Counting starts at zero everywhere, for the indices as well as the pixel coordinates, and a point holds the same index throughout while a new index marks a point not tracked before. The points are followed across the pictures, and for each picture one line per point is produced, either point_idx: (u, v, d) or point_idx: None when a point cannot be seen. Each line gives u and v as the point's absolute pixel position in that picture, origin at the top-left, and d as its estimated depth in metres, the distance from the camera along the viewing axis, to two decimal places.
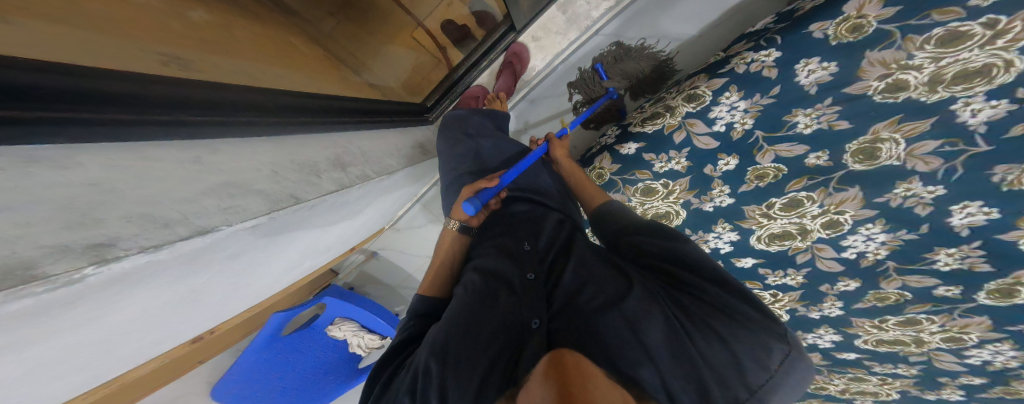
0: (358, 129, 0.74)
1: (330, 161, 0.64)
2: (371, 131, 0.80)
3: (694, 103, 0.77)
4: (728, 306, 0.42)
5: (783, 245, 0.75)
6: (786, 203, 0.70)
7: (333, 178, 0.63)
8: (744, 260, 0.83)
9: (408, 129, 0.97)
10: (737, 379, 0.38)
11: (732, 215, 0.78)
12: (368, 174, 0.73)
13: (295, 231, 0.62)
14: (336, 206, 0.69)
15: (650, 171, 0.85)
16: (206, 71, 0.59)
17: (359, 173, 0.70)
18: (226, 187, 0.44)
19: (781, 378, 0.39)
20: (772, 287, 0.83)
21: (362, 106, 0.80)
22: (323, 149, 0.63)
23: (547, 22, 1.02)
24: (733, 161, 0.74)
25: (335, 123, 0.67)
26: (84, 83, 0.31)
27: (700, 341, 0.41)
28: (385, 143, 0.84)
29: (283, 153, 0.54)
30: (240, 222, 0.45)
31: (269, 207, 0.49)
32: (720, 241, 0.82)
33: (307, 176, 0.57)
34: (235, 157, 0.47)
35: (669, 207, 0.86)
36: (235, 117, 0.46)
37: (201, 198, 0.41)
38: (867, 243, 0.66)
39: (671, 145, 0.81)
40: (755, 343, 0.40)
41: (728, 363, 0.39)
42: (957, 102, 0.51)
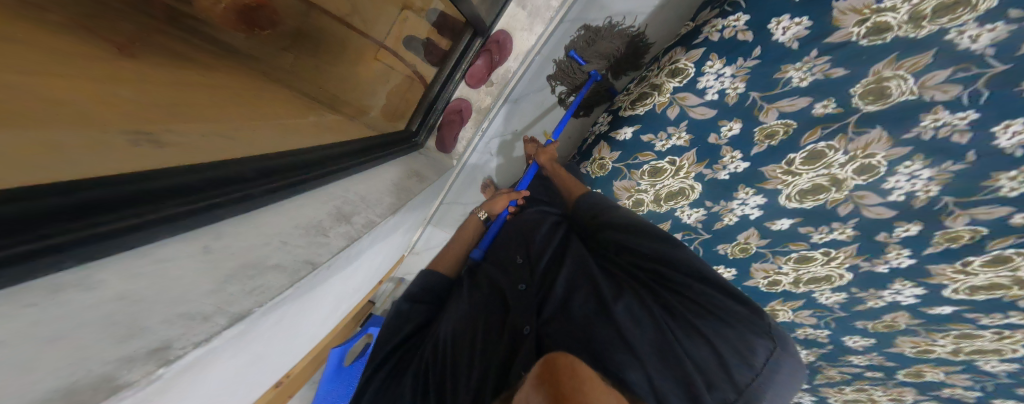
0: (348, 174, 0.71)
1: (333, 215, 0.62)
2: (364, 171, 0.77)
3: (679, 77, 0.79)
4: (716, 307, 0.49)
5: (818, 200, 0.71)
6: (806, 156, 0.68)
7: (342, 232, 0.61)
8: (778, 222, 0.78)
9: (400, 159, 0.94)
10: (724, 377, 0.44)
11: (753, 179, 0.77)
12: (374, 218, 0.71)
13: (324, 285, 0.61)
14: (355, 254, 0.67)
15: (654, 151, 0.88)
16: (172, 129, 0.49)
17: (364, 220, 0.68)
18: (245, 269, 0.43)
19: (764, 376, 0.45)
20: (821, 244, 0.75)
21: (349, 147, 0.78)
22: (321, 205, 0.61)
23: (510, 19, 0.99)
24: (737, 126, 0.75)
25: (328, 170, 0.66)
26: (115, 188, 0.31)
27: (689, 342, 0.47)
28: (382, 179, 0.82)
29: (282, 222, 0.52)
30: (269, 301, 0.43)
31: (292, 278, 0.47)
32: (746, 208, 0.81)
33: (315, 238, 0.55)
34: (241, 237, 0.45)
35: (682, 184, 0.87)
36: (238, 194, 0.45)
37: (226, 286, 0.40)
38: (910, 184, 0.62)
39: (666, 121, 0.83)
40: (738, 339, 0.46)
41: (714, 362, 0.45)
42: (951, 32, 0.51)
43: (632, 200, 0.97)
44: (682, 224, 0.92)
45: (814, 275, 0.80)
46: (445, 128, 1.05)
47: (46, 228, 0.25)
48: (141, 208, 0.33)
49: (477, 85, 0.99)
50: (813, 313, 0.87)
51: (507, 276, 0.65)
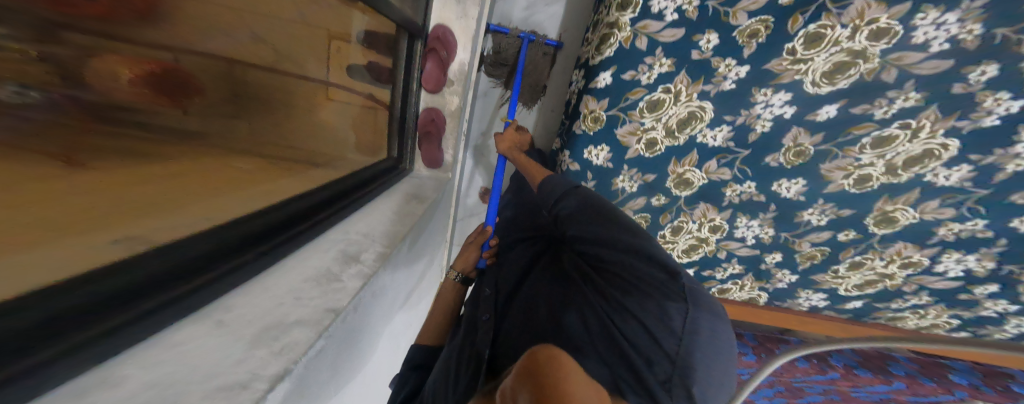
0: (344, 217, 0.64)
1: (338, 260, 0.54)
2: (360, 210, 0.69)
3: (630, 7, 0.66)
4: (643, 275, 0.56)
5: (851, 77, 0.59)
6: (805, 41, 0.59)
7: (355, 273, 0.53)
8: (822, 112, 0.63)
9: (390, 188, 0.84)
10: (654, 347, 0.52)
11: (761, 79, 0.64)
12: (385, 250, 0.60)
13: (358, 330, 0.56)
14: (378, 290, 0.62)
15: (642, 87, 0.70)
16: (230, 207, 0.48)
17: (374, 256, 0.58)
18: (268, 331, 0.39)
19: (688, 336, 0.51)
20: (893, 120, 0.61)
21: (338, 185, 0.67)
22: (324, 253, 0.54)
23: (442, 10, 0.87)
24: (713, 36, 0.64)
25: (320, 219, 0.58)
26: (61, 301, 0.25)
27: (623, 322, 0.56)
28: (382, 210, 0.72)
29: (287, 282, 0.47)
30: (302, 355, 0.38)
31: (316, 329, 0.41)
32: (774, 108, 0.66)
33: (328, 286, 0.49)
34: (252, 302, 0.41)
35: (689, 108, 0.70)
36: (243, 259, 0.43)
37: (253, 352, 0.36)
38: (944, 31, 0.53)
39: (641, 53, 0.68)
40: (657, 310, 0.53)
41: (646, 338, 0.53)
42: None
43: (643, 144, 0.76)
44: (715, 150, 0.72)
45: (908, 155, 0.63)
46: (426, 146, 0.96)
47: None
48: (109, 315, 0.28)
49: (438, 89, 0.93)
50: (943, 204, 0.65)
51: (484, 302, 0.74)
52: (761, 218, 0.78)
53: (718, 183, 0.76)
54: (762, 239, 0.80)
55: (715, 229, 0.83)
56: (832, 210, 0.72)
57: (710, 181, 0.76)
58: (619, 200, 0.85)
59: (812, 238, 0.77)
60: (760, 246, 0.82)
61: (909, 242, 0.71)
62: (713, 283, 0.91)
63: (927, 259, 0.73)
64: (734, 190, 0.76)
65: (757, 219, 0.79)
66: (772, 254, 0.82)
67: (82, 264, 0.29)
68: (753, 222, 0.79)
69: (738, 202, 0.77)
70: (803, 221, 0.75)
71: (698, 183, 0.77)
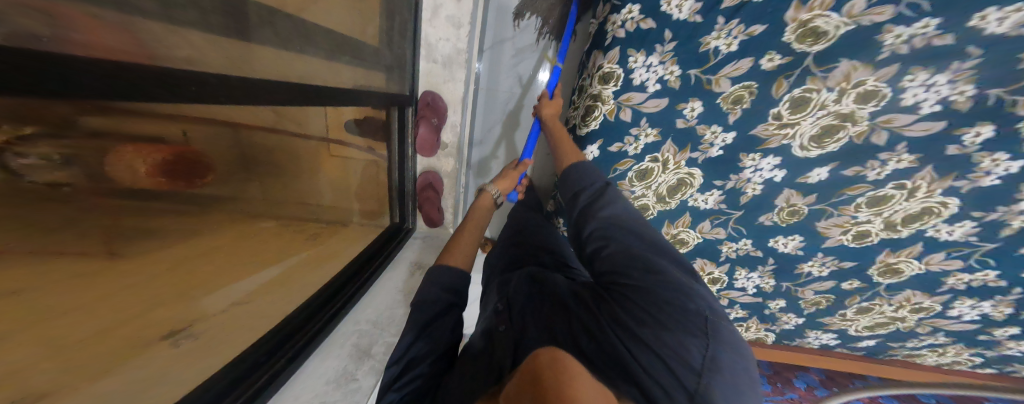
0: (356, 304, 0.70)
1: (353, 355, 0.61)
2: (370, 293, 0.75)
3: (612, 82, 0.65)
4: (664, 297, 0.47)
5: (839, 140, 0.57)
6: (792, 105, 0.57)
7: (369, 369, 0.61)
8: (813, 175, 0.61)
9: (395, 258, 0.89)
10: (671, 385, 0.42)
11: (748, 144, 0.62)
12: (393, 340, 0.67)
13: None
14: None
15: (629, 158, 0.71)
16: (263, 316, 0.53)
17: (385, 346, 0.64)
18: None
19: (710, 376, 0.41)
20: (885, 180, 0.57)
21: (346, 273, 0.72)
22: (340, 350, 0.60)
23: (429, 77, 0.92)
24: (697, 104, 0.62)
25: (335, 316, 0.63)
26: None
27: (639, 351, 0.45)
28: (388, 290, 0.78)
29: (310, 387, 0.53)
30: None
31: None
32: (765, 172, 0.63)
33: (346, 386, 0.56)
34: None
35: (677, 175, 0.69)
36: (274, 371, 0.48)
37: None
38: (934, 93, 0.50)
39: (626, 126, 0.68)
40: (675, 343, 0.44)
41: (664, 374, 0.43)
42: None
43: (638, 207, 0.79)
44: (706, 213, 0.71)
45: (907, 213, 0.59)
46: (427, 206, 1.00)
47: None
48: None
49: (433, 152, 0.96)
50: (949, 256, 0.61)
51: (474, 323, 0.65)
52: (761, 269, 0.75)
53: (713, 240, 0.75)
54: (763, 287, 0.77)
55: (715, 281, 0.80)
56: (832, 261, 0.68)
57: (705, 239, 0.75)
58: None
59: (815, 287, 0.73)
60: (763, 294, 0.79)
61: (919, 290, 0.67)
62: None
63: (939, 305, 0.68)
64: (731, 246, 0.74)
65: (757, 271, 0.75)
66: (775, 301, 0.79)
67: None
68: (753, 274, 0.76)
69: (736, 257, 0.75)
70: (803, 272, 0.72)
71: (693, 242, 0.76)
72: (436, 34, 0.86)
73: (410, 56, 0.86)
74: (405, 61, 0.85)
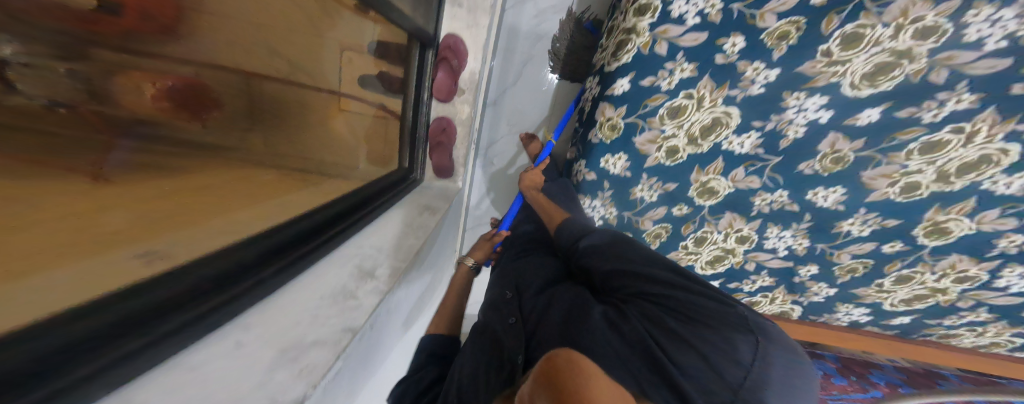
0: (359, 230, 0.63)
1: (354, 275, 0.52)
2: (374, 223, 0.68)
3: (648, 13, 0.64)
4: (696, 303, 0.51)
5: (894, 79, 0.54)
6: (844, 41, 0.54)
7: (371, 288, 0.51)
8: (863, 116, 0.58)
9: (402, 200, 0.83)
10: (716, 380, 0.44)
11: (791, 83, 0.59)
12: (398, 264, 0.59)
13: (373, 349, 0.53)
14: (394, 307, 0.59)
15: (662, 93, 0.68)
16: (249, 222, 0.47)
17: (389, 270, 0.57)
18: (286, 352, 0.37)
19: (757, 371, 0.44)
20: (942, 124, 0.55)
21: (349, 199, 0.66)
22: (340, 269, 0.53)
23: (452, 21, 0.87)
24: (738, 39, 0.60)
25: (335, 233, 0.56)
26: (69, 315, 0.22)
27: (677, 348, 0.48)
28: (393, 225, 0.71)
29: (302, 299, 0.45)
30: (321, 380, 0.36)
31: (335, 350, 0.39)
32: (809, 113, 0.61)
33: (345, 303, 0.47)
34: (268, 319, 0.39)
35: (712, 114, 0.67)
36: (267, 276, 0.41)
37: (273, 375, 0.34)
38: (999, 28, 0.47)
39: (660, 59, 0.66)
40: (723, 338, 0.47)
41: (707, 370, 0.45)
42: None
43: (664, 152, 0.75)
44: (740, 158, 0.69)
45: (964, 163, 0.56)
46: (438, 153, 0.95)
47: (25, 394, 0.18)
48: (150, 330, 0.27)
49: (449, 97, 0.92)
50: (1003, 213, 0.59)
51: (493, 317, 0.65)
52: (795, 228, 0.73)
53: (746, 191, 0.72)
54: (796, 250, 0.76)
55: (743, 239, 0.79)
56: (875, 220, 0.67)
57: (738, 189, 0.73)
58: (637, 210, 0.85)
59: (854, 250, 0.72)
60: (794, 258, 0.78)
61: (965, 254, 0.65)
62: (741, 296, 0.88)
63: (985, 274, 0.66)
64: (765, 198, 0.72)
65: (791, 229, 0.74)
66: (807, 267, 0.77)
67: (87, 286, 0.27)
68: (786, 232, 0.75)
69: (768, 211, 0.73)
70: (842, 231, 0.70)
71: (724, 193, 0.74)
72: None
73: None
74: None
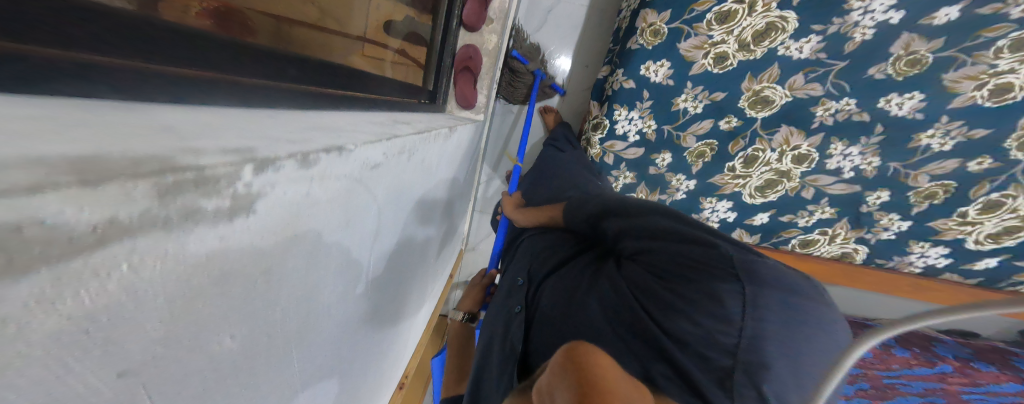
0: (390, 106, 0.59)
1: (388, 120, 0.47)
2: (402, 109, 0.64)
3: None
4: (683, 256, 0.47)
5: None
6: None
7: (406, 129, 0.46)
8: (942, 15, 0.61)
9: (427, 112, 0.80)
10: (705, 341, 0.40)
11: None
12: (430, 128, 0.54)
13: (400, 200, 0.47)
14: (425, 167, 0.54)
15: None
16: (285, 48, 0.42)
17: (423, 126, 0.52)
18: (322, 127, 0.30)
19: (751, 328, 0.38)
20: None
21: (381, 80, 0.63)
22: (374, 116, 0.48)
23: None
24: None
25: (369, 97, 0.53)
26: None
27: (662, 314, 0.44)
28: (421, 118, 0.67)
29: (339, 116, 0.39)
30: (362, 146, 0.29)
31: (377, 139, 0.33)
32: (878, 13, 0.63)
33: (383, 126, 0.41)
34: (302, 115, 0.34)
35: (766, 19, 0.69)
36: (295, 85, 0.36)
37: (309, 132, 0.27)
38: None
39: None
40: (702, 291, 0.42)
41: (696, 331, 0.41)
42: None
43: (712, 58, 0.75)
44: (799, 64, 0.70)
45: None
46: (461, 82, 0.92)
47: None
48: (179, 56, 0.24)
49: (477, 26, 0.91)
50: None
51: (506, 301, 0.66)
52: (863, 144, 0.73)
53: (806, 100, 0.72)
54: (863, 171, 0.75)
55: (801, 160, 0.78)
56: (959, 130, 0.66)
57: (795, 100, 0.73)
58: (679, 124, 0.84)
59: (932, 170, 0.71)
60: (860, 181, 0.77)
61: None
62: (795, 232, 0.87)
63: None
64: (828, 108, 0.72)
65: (857, 145, 0.73)
66: (877, 192, 0.76)
67: None
68: (852, 149, 0.74)
69: (834, 123, 0.73)
70: (921, 146, 0.70)
71: (781, 102, 0.74)
72: None
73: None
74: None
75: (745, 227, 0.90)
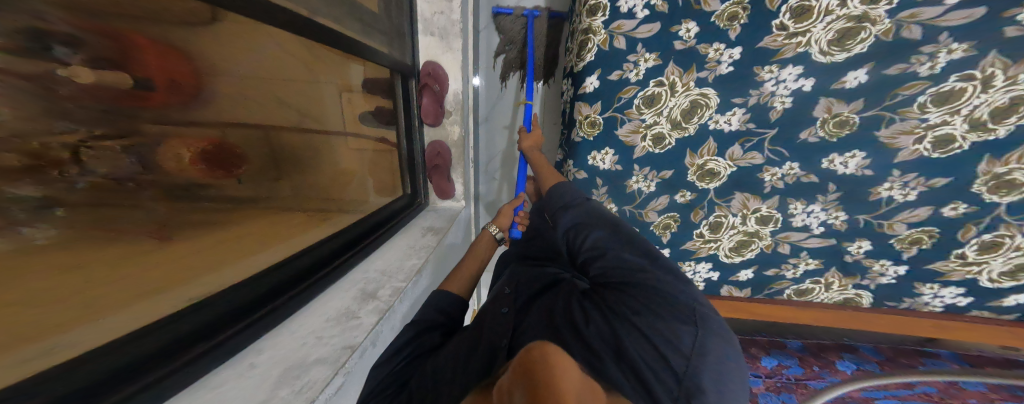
0: (364, 258, 0.69)
1: (358, 298, 0.57)
2: (380, 251, 0.74)
3: (600, 12, 0.68)
4: (658, 292, 0.52)
5: (864, 41, 0.58)
6: (793, 14, 0.59)
7: (372, 308, 0.56)
8: (850, 79, 0.61)
9: (406, 225, 0.89)
10: (663, 369, 0.47)
11: (760, 59, 0.64)
12: (400, 284, 0.62)
13: None
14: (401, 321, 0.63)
15: (633, 85, 0.71)
16: (264, 258, 0.54)
17: (391, 291, 0.60)
18: (289, 372, 0.41)
19: (697, 362, 0.46)
20: (945, 74, 0.57)
21: (363, 224, 0.75)
22: (346, 293, 0.58)
23: (428, 50, 0.94)
24: (691, 25, 0.65)
25: (343, 261, 0.64)
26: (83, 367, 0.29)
27: (635, 338, 0.50)
28: (398, 249, 0.76)
29: (310, 322, 0.51)
30: (318, 394, 0.39)
31: (333, 367, 0.43)
32: (788, 84, 0.64)
33: (348, 323, 0.51)
34: (279, 345, 0.46)
35: (690, 97, 0.70)
36: (269, 307, 0.48)
37: (276, 392, 0.38)
38: None
39: (622, 54, 0.70)
40: (666, 329, 0.48)
41: (655, 356, 0.48)
42: None
43: (650, 140, 0.75)
44: (732, 136, 0.70)
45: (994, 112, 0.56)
46: (436, 178, 1.01)
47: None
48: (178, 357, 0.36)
49: (437, 121, 0.96)
50: None
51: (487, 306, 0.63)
52: (822, 201, 0.72)
53: (750, 168, 0.72)
54: (833, 224, 0.73)
55: (765, 220, 0.77)
56: (917, 180, 0.65)
57: (741, 168, 0.73)
58: (637, 203, 0.83)
59: (907, 218, 0.68)
60: (835, 234, 0.74)
61: None
62: (786, 284, 0.83)
63: None
64: (774, 174, 0.72)
65: (818, 202, 0.72)
66: (856, 242, 0.73)
67: (106, 329, 0.34)
68: (813, 207, 0.73)
69: (784, 186, 0.72)
70: (881, 198, 0.68)
71: (726, 172, 0.74)
72: (431, 9, 0.89)
73: (408, 28, 0.89)
74: (403, 33, 0.88)
75: (732, 283, 0.87)
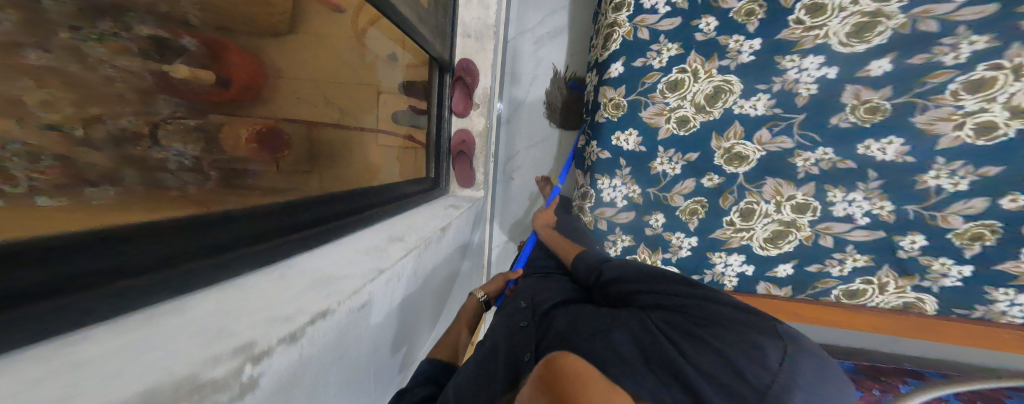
0: (391, 213, 0.71)
1: (385, 239, 0.59)
2: (404, 212, 0.76)
3: (624, 8, 0.83)
4: (711, 313, 0.53)
5: (881, 33, 0.63)
6: (809, 10, 0.67)
7: (399, 247, 0.57)
8: (874, 67, 0.65)
9: (430, 201, 0.92)
10: (740, 383, 0.43)
11: (778, 49, 0.71)
12: (424, 235, 0.64)
13: (399, 308, 0.56)
14: (421, 275, 0.63)
15: (656, 71, 0.81)
16: (306, 188, 0.56)
17: (416, 237, 0.63)
18: (322, 280, 0.42)
19: (784, 375, 0.42)
20: (972, 63, 0.59)
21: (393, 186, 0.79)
22: (373, 236, 0.59)
23: (463, 49, 1.03)
24: (711, 19, 0.76)
25: (373, 211, 0.65)
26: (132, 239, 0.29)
27: (694, 351, 0.48)
28: (421, 214, 0.80)
29: (343, 250, 0.52)
30: (345, 299, 0.40)
31: (361, 281, 0.44)
32: (811, 71, 0.69)
33: (375, 253, 0.53)
34: (312, 264, 0.45)
35: (713, 84, 0.77)
36: (307, 230, 0.49)
37: (304, 294, 0.38)
38: None
39: (645, 43, 0.82)
40: (742, 340, 0.47)
41: (724, 369, 0.45)
42: None
43: (675, 122, 0.82)
44: (758, 119, 0.74)
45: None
46: (458, 165, 1.06)
47: (92, 280, 0.26)
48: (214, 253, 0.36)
49: (465, 112, 1.05)
50: None
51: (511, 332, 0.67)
52: (864, 189, 0.70)
53: (781, 152, 0.74)
54: (879, 215, 0.70)
55: (802, 209, 0.75)
56: (965, 169, 0.62)
57: (770, 152, 0.75)
58: (662, 185, 0.87)
59: (963, 210, 0.64)
60: (883, 226, 0.70)
61: None
62: (833, 283, 0.77)
63: None
64: (806, 159, 0.72)
65: (858, 190, 0.70)
66: (910, 235, 0.68)
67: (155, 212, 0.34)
68: (854, 195, 0.71)
69: (819, 172, 0.72)
70: (929, 188, 0.65)
71: (755, 156, 0.76)
72: (470, 15, 1.01)
73: (449, 28, 0.99)
74: (446, 32, 0.97)
75: (770, 279, 0.82)
